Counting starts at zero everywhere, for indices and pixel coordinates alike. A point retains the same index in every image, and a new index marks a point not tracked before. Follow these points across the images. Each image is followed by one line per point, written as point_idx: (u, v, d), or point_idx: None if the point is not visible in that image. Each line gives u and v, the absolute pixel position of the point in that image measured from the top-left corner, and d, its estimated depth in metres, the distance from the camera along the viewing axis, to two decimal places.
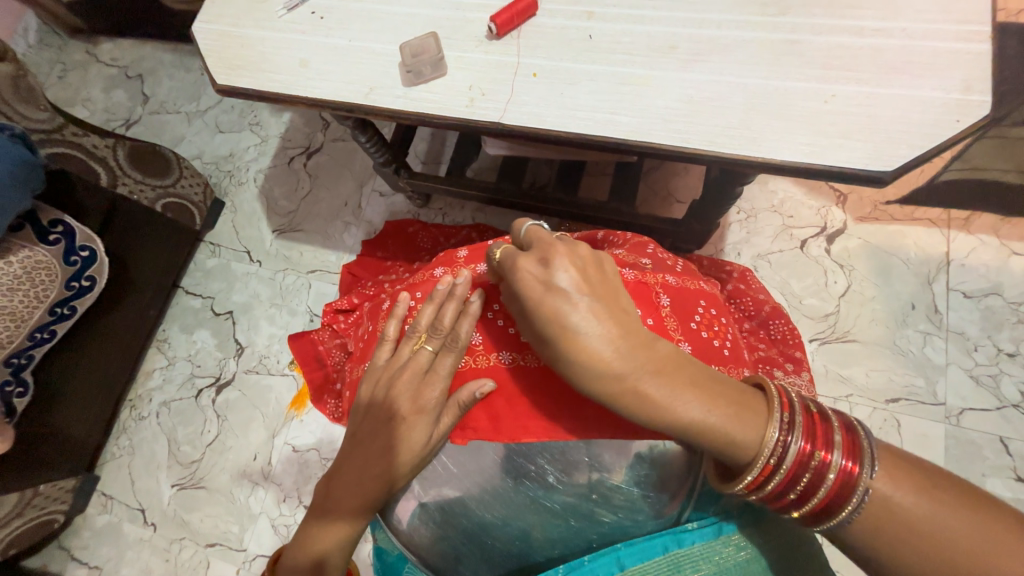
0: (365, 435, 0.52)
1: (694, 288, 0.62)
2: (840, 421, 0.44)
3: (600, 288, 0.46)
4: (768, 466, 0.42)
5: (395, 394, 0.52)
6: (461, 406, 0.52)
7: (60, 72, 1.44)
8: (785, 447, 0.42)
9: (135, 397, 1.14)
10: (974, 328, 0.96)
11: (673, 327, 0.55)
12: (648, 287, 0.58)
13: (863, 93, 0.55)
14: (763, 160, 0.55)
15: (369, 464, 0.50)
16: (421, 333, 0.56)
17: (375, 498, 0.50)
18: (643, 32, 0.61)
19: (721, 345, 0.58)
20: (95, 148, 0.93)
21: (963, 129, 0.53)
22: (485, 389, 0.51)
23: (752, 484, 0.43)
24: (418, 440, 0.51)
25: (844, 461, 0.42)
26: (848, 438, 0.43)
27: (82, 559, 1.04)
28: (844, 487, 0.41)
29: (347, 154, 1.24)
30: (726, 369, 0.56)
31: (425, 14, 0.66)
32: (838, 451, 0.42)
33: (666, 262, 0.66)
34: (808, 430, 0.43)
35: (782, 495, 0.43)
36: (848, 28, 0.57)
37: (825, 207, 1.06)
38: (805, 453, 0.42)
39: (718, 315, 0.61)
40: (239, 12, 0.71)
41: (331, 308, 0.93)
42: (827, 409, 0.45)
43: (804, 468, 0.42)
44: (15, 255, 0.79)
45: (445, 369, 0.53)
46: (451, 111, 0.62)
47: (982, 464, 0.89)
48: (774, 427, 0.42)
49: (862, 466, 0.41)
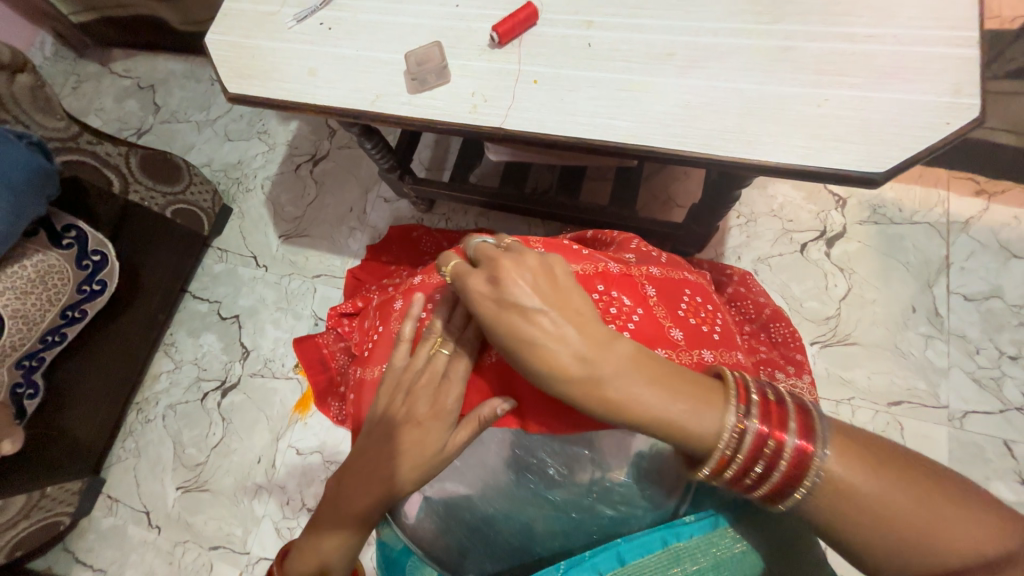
0: (377, 437, 0.53)
1: (678, 278, 0.64)
2: (796, 404, 0.43)
3: (552, 295, 0.46)
4: (723, 458, 0.42)
5: (413, 398, 0.54)
6: (482, 421, 0.52)
7: (74, 82, 1.48)
8: (740, 435, 0.42)
9: (142, 400, 1.15)
10: (975, 331, 0.96)
11: (662, 316, 0.56)
12: (634, 279, 0.60)
13: (856, 97, 0.57)
14: (758, 163, 0.56)
15: (380, 467, 0.51)
16: (437, 334, 0.57)
17: (386, 499, 0.50)
18: (641, 40, 0.63)
19: (710, 330, 0.59)
20: (108, 156, 0.96)
21: (953, 132, 0.54)
22: (506, 408, 0.52)
23: (711, 472, 0.43)
24: (432, 447, 0.51)
25: (799, 442, 0.41)
26: (801, 419, 0.42)
27: (86, 561, 1.05)
28: (799, 469, 0.41)
29: (352, 161, 1.27)
30: (720, 353, 0.57)
31: (428, 24, 0.68)
32: (794, 434, 0.42)
33: (652, 256, 0.68)
34: (764, 416, 0.42)
35: (744, 480, 0.43)
36: (840, 35, 0.59)
37: (824, 211, 1.07)
38: (761, 439, 0.41)
39: (704, 302, 0.63)
40: (250, 24, 0.73)
41: (336, 311, 0.96)
42: (783, 393, 0.44)
43: (763, 450, 0.41)
44: (30, 258, 0.81)
45: (460, 374, 0.55)
46: (454, 117, 0.64)
47: (986, 466, 0.88)
48: (730, 416, 0.42)
49: (815, 446, 0.41)
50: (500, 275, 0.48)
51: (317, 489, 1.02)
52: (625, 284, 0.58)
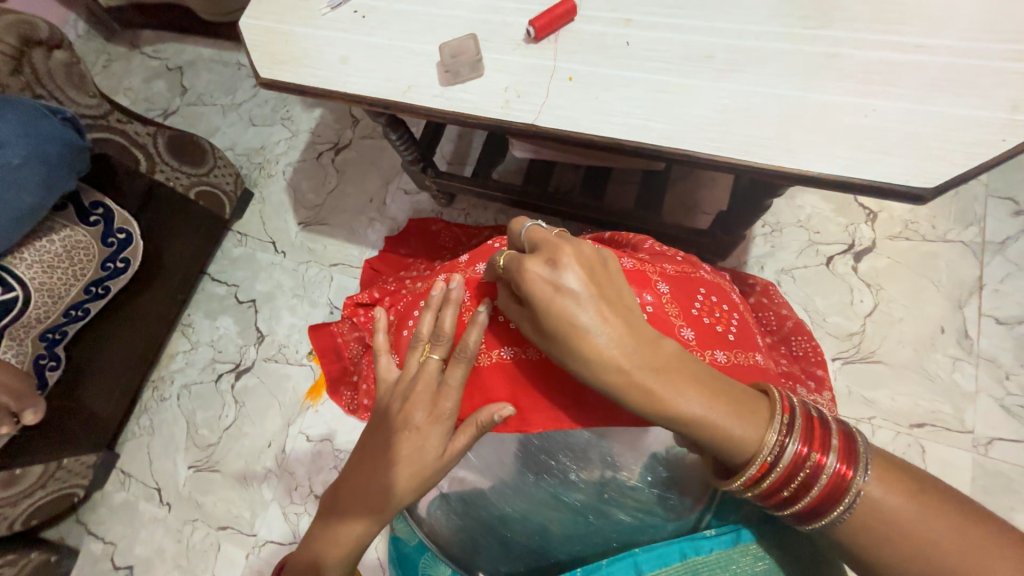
0: (374, 446, 0.53)
1: (694, 276, 0.62)
2: (839, 428, 0.44)
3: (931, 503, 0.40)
4: (767, 461, 0.42)
5: (409, 406, 0.53)
6: (479, 426, 0.51)
7: (104, 61, 1.51)
8: (783, 449, 0.42)
9: (158, 378, 1.17)
10: (1006, 356, 0.93)
11: (674, 314, 0.55)
12: (646, 274, 0.58)
13: (905, 109, 0.54)
14: (796, 171, 0.55)
15: (378, 474, 0.51)
16: (425, 341, 0.56)
17: (386, 507, 0.50)
18: (681, 41, 0.61)
19: (724, 330, 0.57)
20: (137, 136, 0.97)
21: (1008, 149, 0.52)
22: (504, 414, 0.50)
23: (778, 483, 0.43)
24: (431, 452, 0.51)
25: (838, 463, 0.42)
26: (844, 442, 0.43)
27: (98, 534, 1.07)
28: (835, 488, 0.41)
29: (374, 151, 1.27)
30: (732, 354, 0.55)
31: (464, 17, 0.67)
32: (834, 454, 0.42)
33: (666, 255, 0.67)
34: (806, 430, 0.43)
35: (776, 493, 0.43)
36: (891, 44, 0.57)
37: (853, 224, 1.04)
38: (841, 475, 0.41)
39: (721, 302, 0.61)
40: (285, 9, 0.73)
41: (352, 300, 0.93)
42: (827, 416, 0.45)
43: (800, 468, 0.42)
44: (58, 233, 0.83)
45: (456, 380, 0.53)
46: (486, 112, 0.63)
47: (1011, 497, 0.85)
48: (774, 431, 0.42)
49: (856, 470, 0.41)
50: (559, 259, 0.46)
51: (326, 477, 1.02)
52: (636, 281, 0.57)
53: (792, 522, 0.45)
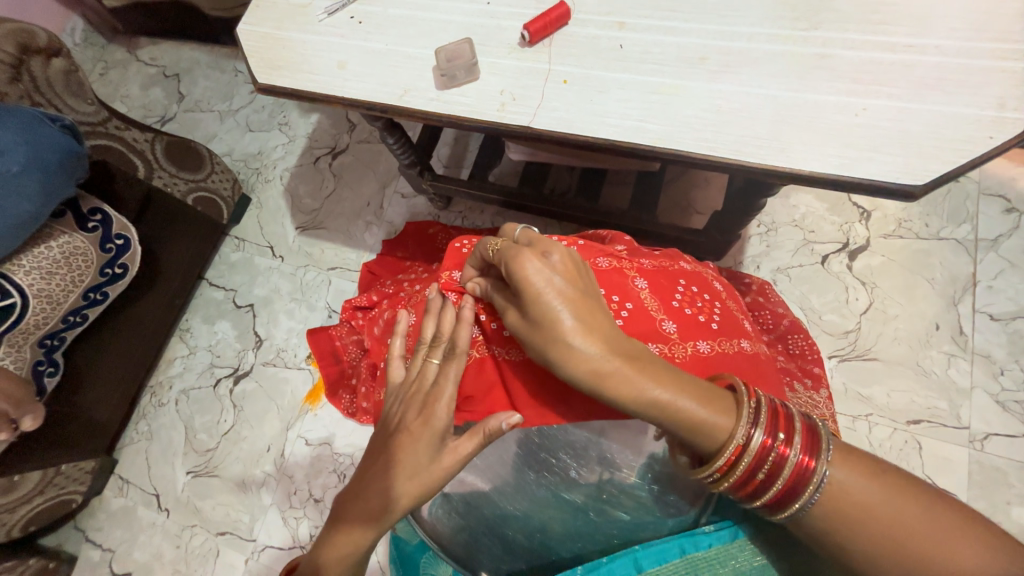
0: (376, 448, 0.53)
1: (674, 269, 0.63)
2: (804, 420, 0.45)
3: (895, 484, 0.41)
4: (739, 447, 0.43)
5: (405, 409, 0.53)
6: (486, 434, 0.49)
7: (101, 69, 1.51)
8: (749, 438, 0.43)
9: (156, 383, 1.17)
10: (1000, 352, 0.93)
11: (654, 309, 0.55)
12: (624, 271, 0.58)
13: (894, 107, 0.55)
14: (788, 170, 0.55)
15: (377, 478, 0.50)
16: (428, 344, 0.56)
17: (383, 513, 0.49)
18: (674, 43, 0.62)
19: (707, 320, 0.58)
20: (135, 142, 0.97)
21: (997, 146, 0.53)
22: (512, 422, 0.48)
23: (742, 475, 0.43)
24: (425, 458, 0.50)
25: (802, 453, 0.43)
26: (809, 436, 0.44)
27: (96, 541, 1.07)
28: (801, 477, 0.42)
29: (371, 155, 1.27)
30: (717, 342, 0.56)
31: (459, 21, 0.68)
32: (798, 446, 0.43)
33: (645, 251, 0.68)
34: (772, 421, 0.44)
35: (746, 483, 0.44)
36: (880, 44, 0.58)
37: (847, 223, 1.05)
38: (805, 466, 0.42)
39: (702, 291, 0.61)
40: (283, 15, 0.74)
41: (350, 304, 0.94)
42: (794, 410, 0.46)
43: (765, 459, 0.43)
44: (56, 240, 0.83)
45: (450, 380, 0.52)
46: (482, 115, 0.64)
47: (1007, 492, 0.86)
48: (743, 420, 0.43)
49: (818, 460, 0.42)
50: (550, 255, 0.48)
51: (326, 480, 1.02)
52: (615, 279, 0.57)
53: (762, 514, 0.45)
